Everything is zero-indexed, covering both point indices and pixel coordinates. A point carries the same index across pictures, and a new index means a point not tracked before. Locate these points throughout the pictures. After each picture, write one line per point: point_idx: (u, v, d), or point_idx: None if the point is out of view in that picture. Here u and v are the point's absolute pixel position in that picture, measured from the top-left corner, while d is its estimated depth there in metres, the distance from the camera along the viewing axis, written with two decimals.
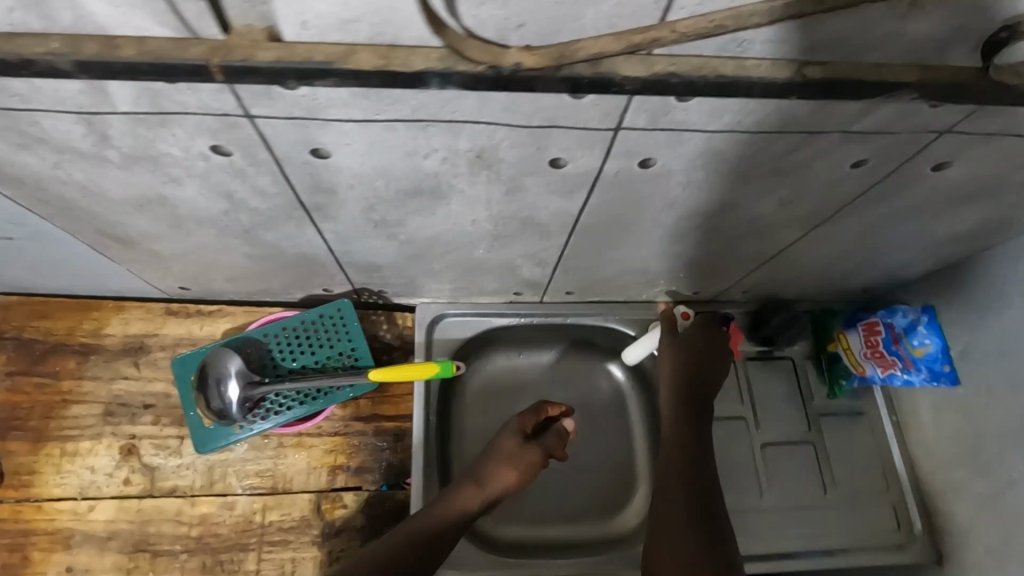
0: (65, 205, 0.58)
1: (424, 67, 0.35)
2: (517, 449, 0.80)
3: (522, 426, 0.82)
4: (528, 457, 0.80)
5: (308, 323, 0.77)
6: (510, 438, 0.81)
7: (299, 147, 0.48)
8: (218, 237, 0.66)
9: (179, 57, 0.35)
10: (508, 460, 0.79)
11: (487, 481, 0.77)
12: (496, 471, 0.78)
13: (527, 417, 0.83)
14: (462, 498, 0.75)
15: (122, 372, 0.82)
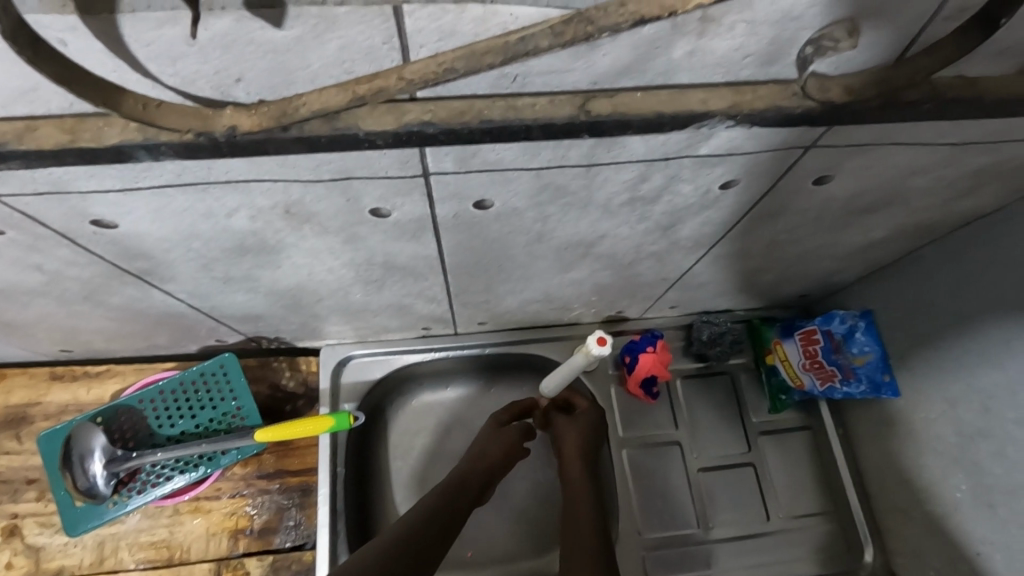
0: None
1: (123, 139, 0.30)
2: (502, 432, 0.80)
3: (502, 415, 0.83)
4: (512, 440, 0.79)
5: (187, 385, 0.73)
6: (494, 427, 0.82)
7: (76, 220, 0.43)
8: (61, 306, 0.61)
9: None
10: (497, 441, 0.79)
11: (484, 460, 0.77)
12: (487, 453, 0.78)
13: (505, 410, 0.84)
14: (458, 483, 0.73)
15: (4, 447, 0.77)
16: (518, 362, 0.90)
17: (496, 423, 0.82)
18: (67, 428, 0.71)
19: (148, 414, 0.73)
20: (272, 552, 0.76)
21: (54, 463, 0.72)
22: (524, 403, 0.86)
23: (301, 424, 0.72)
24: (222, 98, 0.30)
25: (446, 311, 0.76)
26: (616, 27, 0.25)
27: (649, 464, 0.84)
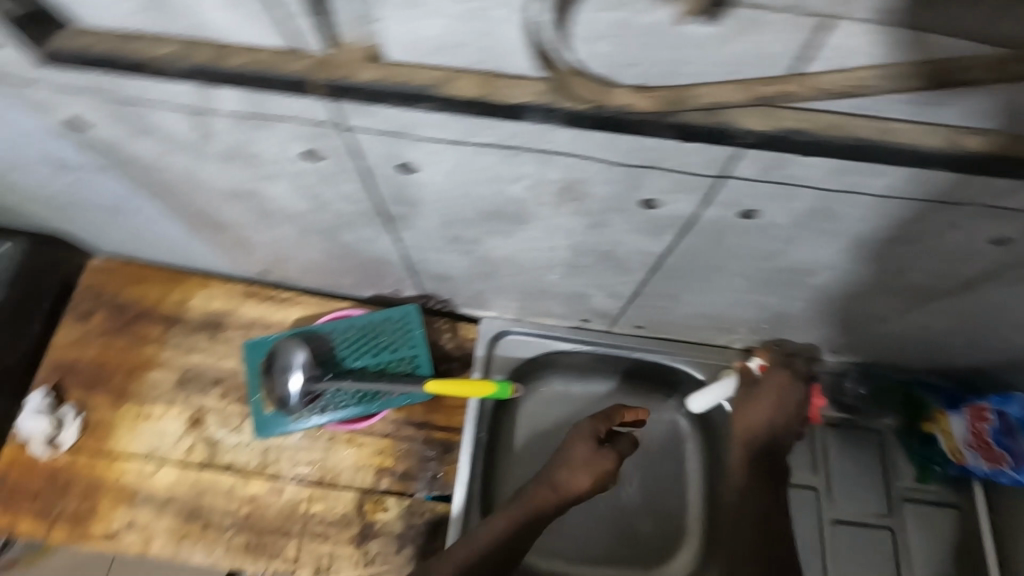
0: (167, 186, 0.61)
1: (523, 100, 0.36)
2: (596, 460, 0.70)
3: (600, 432, 0.72)
4: (608, 470, 0.70)
5: (374, 325, 0.81)
6: (581, 446, 0.71)
7: (388, 160, 0.48)
8: (299, 233, 0.68)
9: (280, 67, 0.38)
10: (580, 469, 0.70)
11: (550, 484, 0.70)
12: (559, 473, 0.70)
13: (598, 423, 0.73)
14: (520, 501, 0.69)
15: (198, 345, 0.86)
16: (655, 374, 0.91)
17: (592, 442, 0.71)
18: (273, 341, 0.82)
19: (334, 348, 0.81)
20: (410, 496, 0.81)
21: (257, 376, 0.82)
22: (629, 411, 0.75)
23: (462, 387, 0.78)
24: (613, 79, 0.35)
25: (617, 308, 0.78)
26: (985, 80, 0.32)
27: (783, 502, 0.82)
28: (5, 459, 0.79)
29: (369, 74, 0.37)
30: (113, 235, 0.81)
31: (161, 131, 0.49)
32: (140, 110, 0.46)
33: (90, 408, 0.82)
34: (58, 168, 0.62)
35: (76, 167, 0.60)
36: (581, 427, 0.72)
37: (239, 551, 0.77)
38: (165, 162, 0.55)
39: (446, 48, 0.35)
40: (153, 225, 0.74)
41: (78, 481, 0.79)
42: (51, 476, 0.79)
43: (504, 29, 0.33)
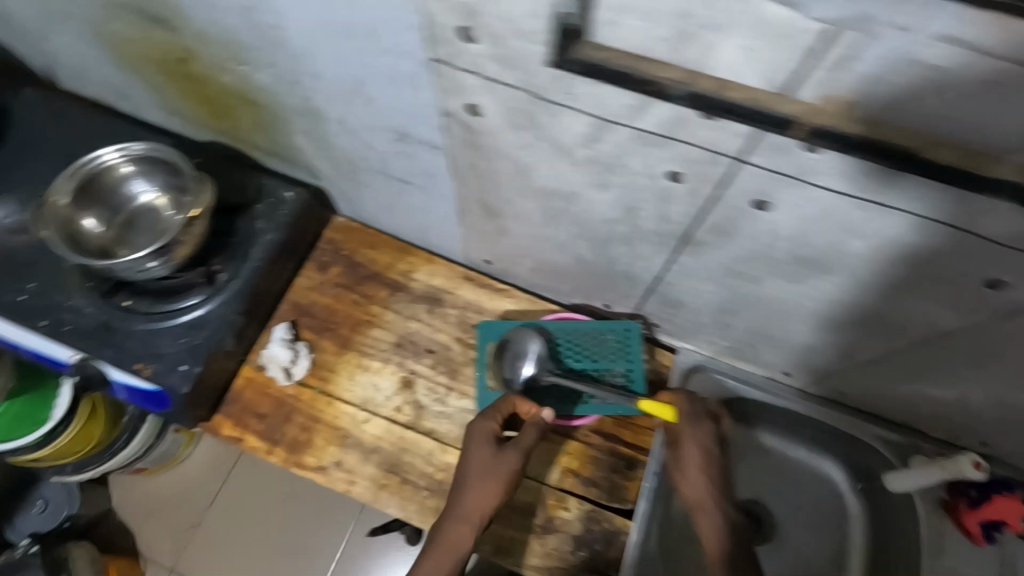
0: (487, 173, 0.67)
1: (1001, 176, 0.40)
2: (493, 458, 0.76)
3: (491, 428, 0.77)
4: (512, 465, 0.76)
5: (597, 334, 0.89)
6: (484, 445, 0.77)
7: (750, 194, 0.52)
8: (571, 236, 0.74)
9: (779, 109, 0.41)
10: (491, 466, 0.75)
11: (489, 490, 0.74)
12: (484, 479, 0.75)
13: (492, 418, 0.78)
14: (466, 516, 0.74)
15: (417, 315, 0.93)
16: (835, 439, 0.92)
17: (492, 443, 0.77)
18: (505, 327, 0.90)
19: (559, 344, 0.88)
20: (591, 502, 0.84)
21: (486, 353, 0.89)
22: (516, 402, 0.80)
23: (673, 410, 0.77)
24: None
25: (835, 369, 0.80)
26: None
27: None
28: (243, 379, 0.88)
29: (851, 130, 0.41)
30: (376, 201, 0.90)
31: (547, 131, 0.55)
32: (548, 111, 0.52)
33: (318, 351, 0.90)
34: (395, 140, 0.70)
35: (414, 143, 0.68)
36: (479, 427, 0.78)
37: (430, 514, 0.82)
38: (517, 155, 0.61)
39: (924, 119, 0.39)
40: (427, 202, 0.82)
41: (300, 414, 0.86)
42: (278, 404, 0.86)
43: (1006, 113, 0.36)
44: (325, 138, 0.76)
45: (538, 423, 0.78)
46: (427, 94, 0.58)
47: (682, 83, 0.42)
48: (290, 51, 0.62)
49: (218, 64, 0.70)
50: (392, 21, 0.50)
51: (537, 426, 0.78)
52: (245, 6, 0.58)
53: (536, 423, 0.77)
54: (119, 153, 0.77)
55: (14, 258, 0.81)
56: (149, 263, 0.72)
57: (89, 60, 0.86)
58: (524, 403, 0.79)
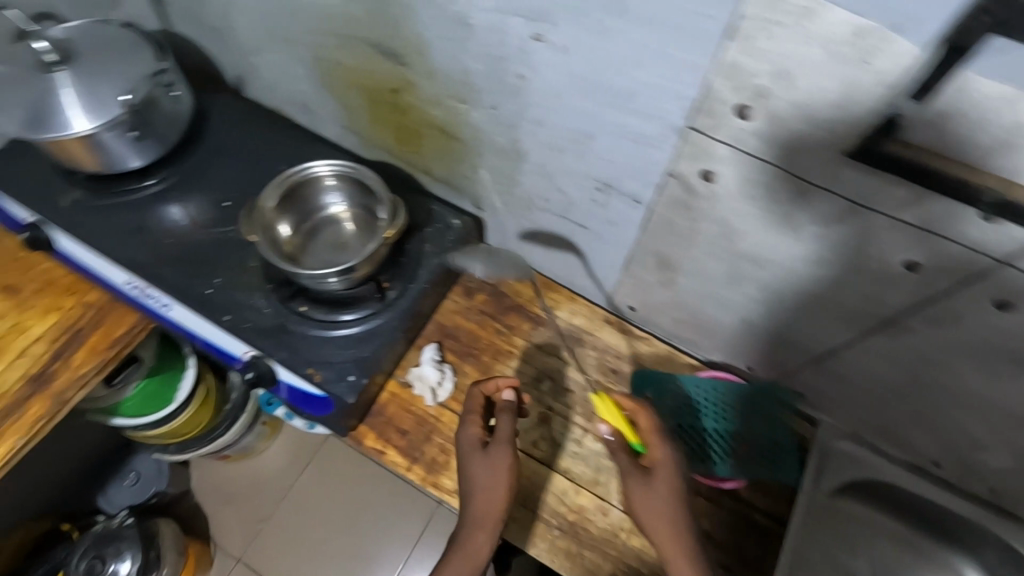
0: (686, 230, 0.69)
1: None
2: (485, 461, 0.75)
3: (474, 434, 0.77)
4: (507, 461, 0.75)
5: (750, 396, 0.88)
6: (475, 452, 0.76)
7: (994, 292, 0.52)
8: (748, 299, 0.74)
9: None
10: (487, 467, 0.75)
11: (499, 493, 0.75)
12: (489, 483, 0.74)
13: (474, 422, 0.78)
14: (478, 521, 0.74)
15: (558, 352, 0.94)
16: None
17: (479, 447, 0.77)
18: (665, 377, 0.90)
19: (713, 402, 0.87)
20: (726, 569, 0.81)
21: (638, 402, 0.89)
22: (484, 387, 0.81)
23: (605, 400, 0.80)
24: None
25: (1004, 472, 0.76)
26: None
27: None
28: (389, 393, 0.90)
29: None
30: (536, 238, 0.92)
31: (784, 205, 0.57)
32: (798, 189, 0.54)
33: (461, 375, 0.92)
34: (593, 189, 0.72)
35: (615, 194, 0.70)
36: (460, 434, 0.78)
37: (560, 555, 0.82)
38: (731, 220, 0.63)
39: None
40: (595, 246, 0.83)
41: (441, 436, 0.88)
42: (420, 422, 0.89)
43: None
44: (513, 177, 0.79)
45: (510, 408, 0.77)
46: (659, 155, 0.60)
47: (994, 188, 0.43)
48: (522, 100, 0.65)
49: (434, 99, 0.74)
50: (666, 91, 0.53)
51: (508, 412, 0.77)
52: (497, 57, 0.61)
53: (507, 407, 0.77)
54: (330, 169, 0.83)
55: (203, 253, 0.86)
56: (329, 277, 0.76)
57: (288, 77, 0.92)
58: (488, 386, 0.80)
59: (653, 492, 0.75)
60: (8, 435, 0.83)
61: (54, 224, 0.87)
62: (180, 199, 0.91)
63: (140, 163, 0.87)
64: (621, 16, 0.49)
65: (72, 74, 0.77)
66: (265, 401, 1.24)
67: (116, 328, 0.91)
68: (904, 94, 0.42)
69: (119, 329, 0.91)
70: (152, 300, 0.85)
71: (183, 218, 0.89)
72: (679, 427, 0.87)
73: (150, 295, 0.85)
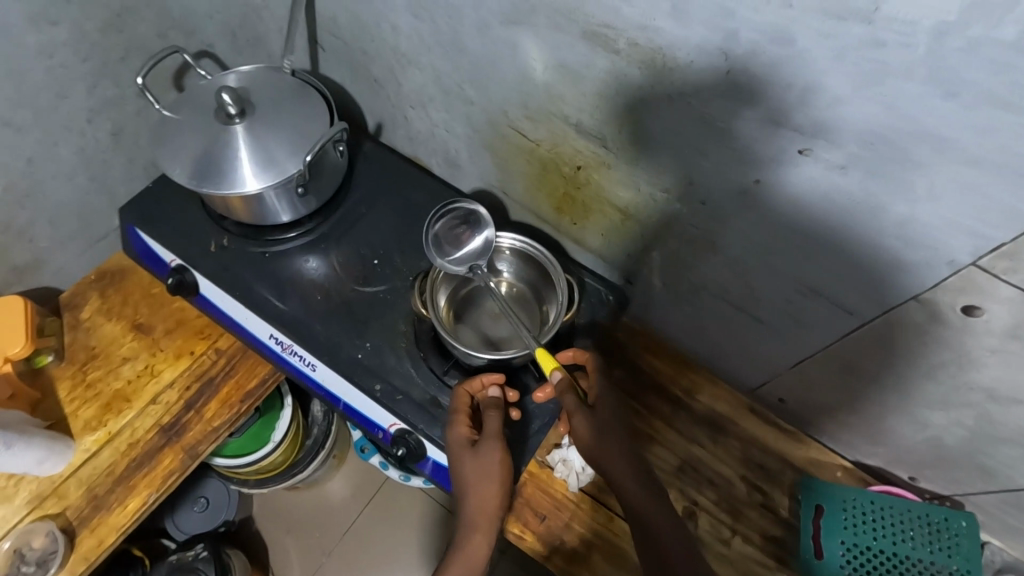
0: (901, 349, 0.64)
1: None
2: (478, 461, 0.70)
3: (463, 435, 0.72)
4: (497, 456, 0.71)
5: (932, 521, 0.80)
6: (464, 451, 0.71)
7: None
8: (948, 420, 0.69)
9: None
10: (477, 460, 0.71)
11: (492, 490, 0.71)
12: (484, 481, 0.70)
13: (461, 421, 0.73)
14: (476, 523, 0.69)
15: (700, 441, 0.88)
16: None
17: (467, 445, 0.71)
18: (834, 487, 0.83)
19: (891, 522, 0.80)
20: None
21: (806, 511, 0.82)
22: (472, 386, 0.75)
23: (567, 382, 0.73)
24: None
25: None
26: None
27: None
28: (527, 472, 0.86)
29: None
30: (687, 319, 0.87)
31: None
32: None
33: None
34: (799, 293, 0.67)
35: (827, 304, 0.65)
36: (452, 437, 0.72)
37: None
38: (975, 351, 0.58)
39: None
40: (769, 342, 0.78)
41: (580, 523, 0.83)
42: (559, 506, 0.84)
43: None
44: (692, 264, 0.75)
45: (495, 403, 0.73)
46: (912, 281, 0.56)
47: None
48: (751, 204, 0.61)
49: (629, 183, 0.70)
50: (960, 227, 0.48)
51: (495, 407, 0.73)
52: (740, 162, 0.57)
53: (494, 404, 0.73)
54: (509, 243, 0.79)
55: (352, 313, 0.83)
56: (482, 360, 0.72)
57: (445, 133, 0.89)
58: (472, 385, 0.75)
59: (605, 432, 0.71)
60: (141, 488, 0.81)
61: (201, 271, 0.84)
62: (324, 251, 0.87)
63: (290, 216, 0.84)
64: (946, 150, 0.44)
65: (249, 128, 0.75)
66: (359, 446, 1.21)
67: (249, 378, 0.88)
68: None
69: (250, 381, 0.88)
70: (295, 357, 0.83)
71: (330, 272, 0.86)
72: (852, 544, 0.80)
73: (295, 353, 0.82)
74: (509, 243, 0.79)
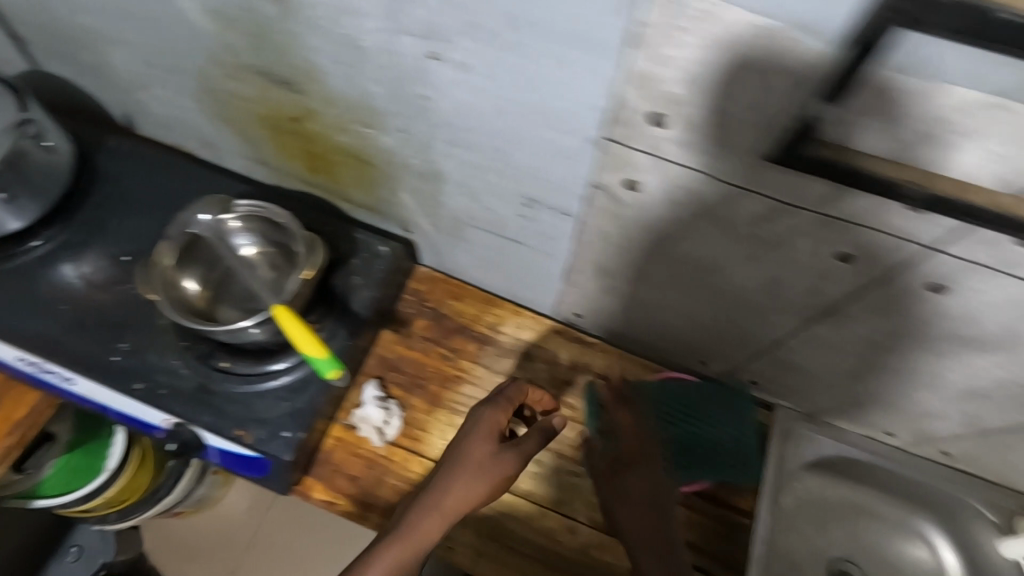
0: (618, 242, 0.66)
1: None
2: (493, 458, 0.69)
3: (498, 422, 0.70)
4: (508, 465, 0.69)
5: (711, 394, 0.85)
6: (503, 446, 0.70)
7: (922, 280, 0.52)
8: (689, 301, 0.73)
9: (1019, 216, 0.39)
10: (476, 479, 0.68)
11: (479, 483, 0.69)
12: (461, 475, 0.68)
13: (501, 408, 0.71)
14: (444, 506, 0.69)
15: (508, 370, 0.91)
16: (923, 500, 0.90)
17: (496, 441, 0.70)
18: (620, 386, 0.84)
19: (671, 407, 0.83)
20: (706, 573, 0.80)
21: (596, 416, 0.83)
22: (523, 389, 0.73)
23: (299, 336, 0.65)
24: None
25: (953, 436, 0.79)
26: None
27: None
28: (332, 439, 0.84)
29: None
30: (467, 256, 0.88)
31: (713, 212, 0.54)
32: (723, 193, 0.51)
33: (409, 409, 0.87)
34: (525, 206, 0.68)
35: (546, 211, 0.67)
36: (478, 413, 0.71)
37: None
38: (664, 228, 0.60)
39: None
40: (535, 260, 0.80)
41: (393, 476, 0.83)
42: (371, 465, 0.84)
43: None
44: (436, 199, 0.75)
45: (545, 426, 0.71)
46: (582, 170, 0.57)
47: (914, 184, 0.40)
48: (431, 123, 0.60)
49: (339, 127, 0.69)
50: (575, 104, 0.49)
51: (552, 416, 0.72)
52: (399, 82, 0.56)
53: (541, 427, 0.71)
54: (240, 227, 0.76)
55: (109, 317, 0.78)
56: (249, 328, 0.69)
57: (180, 112, 0.84)
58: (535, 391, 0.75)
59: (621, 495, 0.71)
60: None
61: None
62: (71, 258, 0.81)
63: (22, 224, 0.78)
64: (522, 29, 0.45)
65: None
66: None
67: (14, 410, 0.79)
68: (819, 97, 0.39)
69: (19, 411, 0.80)
70: (51, 375, 0.77)
71: (79, 279, 0.80)
72: None
73: (49, 371, 0.77)
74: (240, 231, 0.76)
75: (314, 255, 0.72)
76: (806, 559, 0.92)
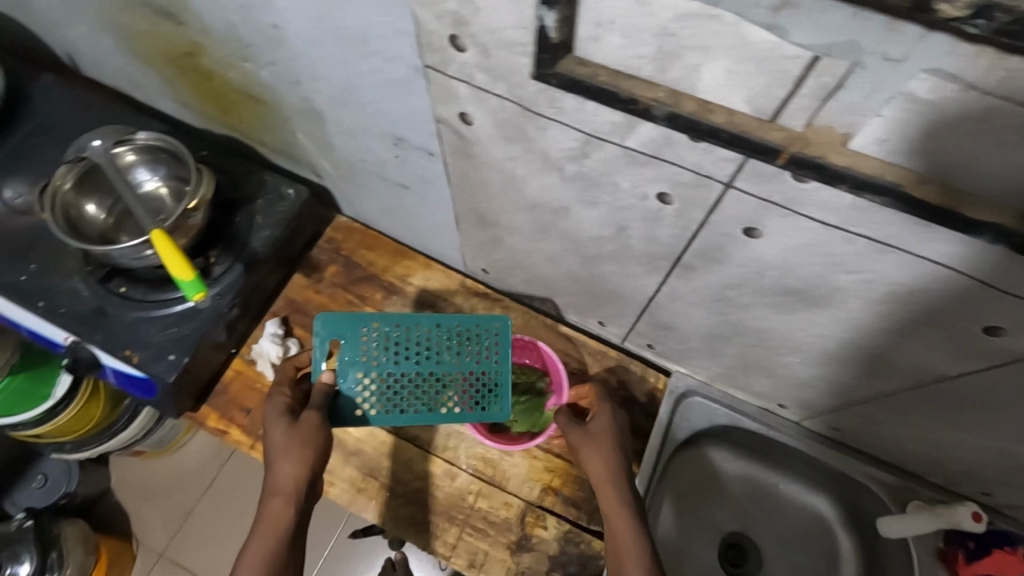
0: (479, 184, 0.67)
1: (993, 222, 0.36)
2: (294, 428, 0.65)
3: (281, 398, 0.69)
4: (307, 422, 0.66)
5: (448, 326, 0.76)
6: (279, 420, 0.66)
7: (736, 223, 0.51)
8: (560, 252, 0.73)
9: (759, 136, 0.38)
10: (292, 448, 0.64)
11: (297, 458, 0.64)
12: (283, 459, 0.63)
13: (280, 390, 0.71)
14: (278, 490, 0.63)
15: None
16: (821, 477, 0.89)
17: (286, 414, 0.67)
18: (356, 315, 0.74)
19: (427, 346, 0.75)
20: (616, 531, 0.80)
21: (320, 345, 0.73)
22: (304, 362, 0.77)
23: (163, 253, 0.68)
24: None
25: (836, 409, 0.76)
26: None
27: None
28: (232, 371, 0.88)
29: (848, 159, 0.38)
30: (373, 204, 0.89)
31: (538, 145, 0.54)
32: (538, 124, 0.51)
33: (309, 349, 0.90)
34: (393, 145, 0.69)
35: (412, 149, 0.67)
36: (272, 401, 0.69)
37: (410, 524, 0.81)
38: (506, 165, 0.60)
39: (937, 155, 0.35)
40: (424, 207, 0.81)
41: None
42: (264, 398, 0.86)
43: (983, 154, 0.34)
44: (323, 138, 0.76)
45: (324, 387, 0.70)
46: (421, 101, 0.57)
47: (663, 102, 0.39)
48: (289, 51, 0.62)
49: (224, 61, 0.71)
50: (383, 25, 0.49)
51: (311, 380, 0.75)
52: (250, 6, 0.58)
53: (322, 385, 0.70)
54: (140, 160, 0.79)
55: (19, 241, 0.82)
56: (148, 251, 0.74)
57: (102, 48, 0.87)
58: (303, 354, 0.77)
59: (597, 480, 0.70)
60: None
61: None
62: None
63: None
64: None
65: None
66: None
67: None
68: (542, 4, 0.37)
69: None
70: None
71: None
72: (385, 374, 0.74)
73: None
74: (140, 165, 0.79)
75: (204, 185, 0.76)
76: (700, 520, 0.93)
